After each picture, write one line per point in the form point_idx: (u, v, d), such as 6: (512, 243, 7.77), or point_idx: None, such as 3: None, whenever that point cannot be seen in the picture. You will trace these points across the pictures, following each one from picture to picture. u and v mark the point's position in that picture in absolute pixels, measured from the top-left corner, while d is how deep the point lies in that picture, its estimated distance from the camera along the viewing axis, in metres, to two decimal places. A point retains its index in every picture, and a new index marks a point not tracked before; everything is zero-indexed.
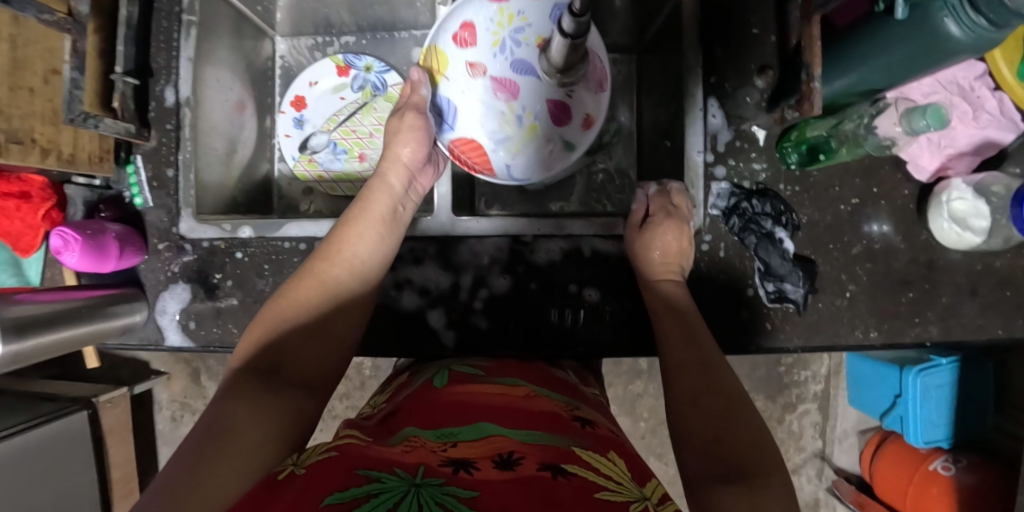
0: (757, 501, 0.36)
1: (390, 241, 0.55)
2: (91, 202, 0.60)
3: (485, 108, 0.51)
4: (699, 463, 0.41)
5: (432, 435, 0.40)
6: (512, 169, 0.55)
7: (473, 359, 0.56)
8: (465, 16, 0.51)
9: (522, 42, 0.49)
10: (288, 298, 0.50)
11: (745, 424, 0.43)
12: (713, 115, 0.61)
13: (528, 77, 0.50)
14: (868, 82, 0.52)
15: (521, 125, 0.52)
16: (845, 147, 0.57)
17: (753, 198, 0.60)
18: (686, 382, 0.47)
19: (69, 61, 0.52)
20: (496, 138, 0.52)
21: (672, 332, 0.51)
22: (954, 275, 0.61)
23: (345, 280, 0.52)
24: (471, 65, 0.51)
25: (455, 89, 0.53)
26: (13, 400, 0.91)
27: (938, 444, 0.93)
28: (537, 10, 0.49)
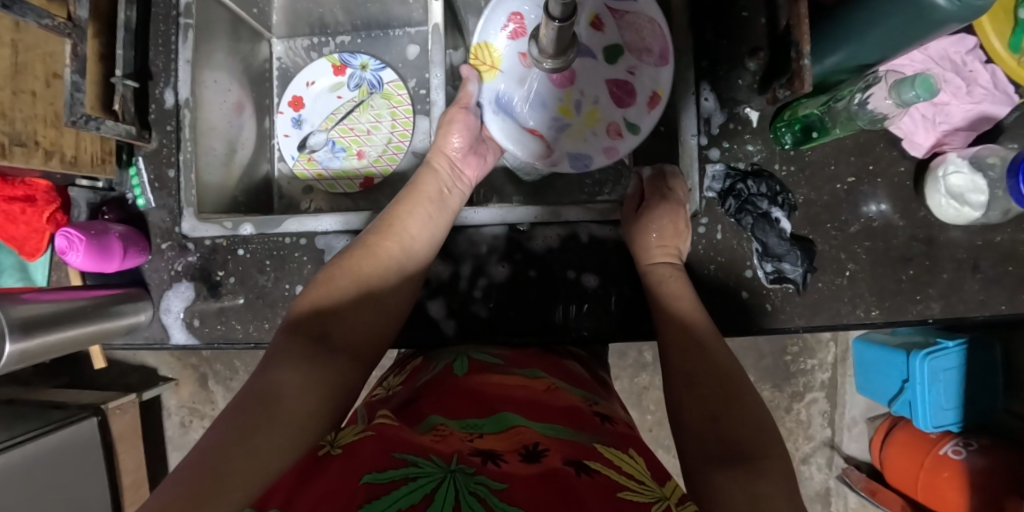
0: (753, 483, 0.36)
1: (435, 223, 0.56)
2: (95, 204, 0.61)
3: (546, 95, 0.57)
4: (697, 444, 0.42)
5: (457, 426, 0.41)
6: (574, 159, 0.57)
7: (490, 347, 0.56)
8: (511, 8, 0.58)
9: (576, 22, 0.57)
10: (343, 268, 0.51)
11: (745, 407, 0.43)
12: (705, 98, 0.62)
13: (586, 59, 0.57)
14: (857, 58, 0.52)
15: (580, 110, 0.57)
16: (839, 125, 0.57)
17: (749, 179, 0.61)
18: (684, 364, 0.47)
19: (70, 65, 0.54)
20: (555, 123, 0.57)
21: (672, 313, 0.51)
22: (954, 251, 0.61)
23: (395, 258, 0.53)
24: (524, 55, 0.57)
25: (512, 80, 0.58)
26: (25, 406, 0.92)
27: (948, 428, 0.92)
28: None
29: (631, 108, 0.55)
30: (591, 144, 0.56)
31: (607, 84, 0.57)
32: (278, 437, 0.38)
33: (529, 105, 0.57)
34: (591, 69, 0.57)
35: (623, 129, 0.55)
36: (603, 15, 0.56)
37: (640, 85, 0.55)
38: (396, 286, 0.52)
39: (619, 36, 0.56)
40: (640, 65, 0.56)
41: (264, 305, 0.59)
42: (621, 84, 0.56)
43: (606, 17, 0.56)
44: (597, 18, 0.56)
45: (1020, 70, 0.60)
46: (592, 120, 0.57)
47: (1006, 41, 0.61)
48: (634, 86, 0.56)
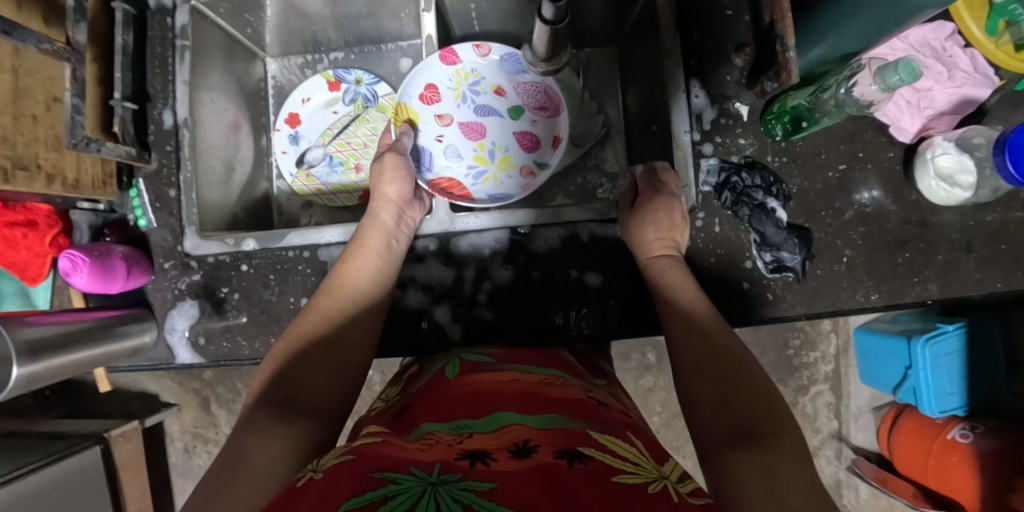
0: (768, 461, 0.37)
1: (388, 269, 0.57)
2: (96, 226, 0.61)
3: (461, 146, 0.71)
4: (709, 429, 0.42)
5: (446, 429, 0.40)
6: (494, 196, 0.69)
7: (482, 346, 0.57)
8: (428, 80, 0.71)
9: (479, 92, 0.72)
10: (294, 334, 0.51)
11: (749, 387, 0.43)
12: (696, 95, 0.63)
13: (493, 116, 0.72)
14: (841, 48, 0.53)
15: (496, 157, 0.71)
16: (827, 115, 0.58)
17: (743, 171, 0.62)
18: (689, 352, 0.48)
19: (69, 88, 0.54)
20: (477, 174, 0.71)
21: (675, 303, 0.52)
22: (949, 233, 0.62)
23: (347, 309, 0.53)
24: (441, 116, 0.72)
25: (429, 136, 0.72)
26: (26, 437, 0.91)
27: (954, 413, 0.93)
28: (484, 68, 0.72)
29: (537, 151, 0.70)
30: (509, 184, 0.70)
31: (514, 135, 0.72)
32: (246, 485, 0.36)
33: (448, 155, 0.71)
34: (498, 125, 0.72)
35: (534, 169, 0.70)
36: (501, 84, 0.72)
37: (539, 135, 0.71)
38: (348, 337, 0.51)
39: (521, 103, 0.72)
40: (536, 117, 0.71)
41: (269, 319, 0.59)
42: (526, 135, 0.71)
43: (505, 87, 0.72)
44: (498, 88, 0.72)
45: (1000, 54, 0.62)
46: (505, 165, 0.71)
47: (983, 27, 0.63)
48: (537, 136, 0.71)
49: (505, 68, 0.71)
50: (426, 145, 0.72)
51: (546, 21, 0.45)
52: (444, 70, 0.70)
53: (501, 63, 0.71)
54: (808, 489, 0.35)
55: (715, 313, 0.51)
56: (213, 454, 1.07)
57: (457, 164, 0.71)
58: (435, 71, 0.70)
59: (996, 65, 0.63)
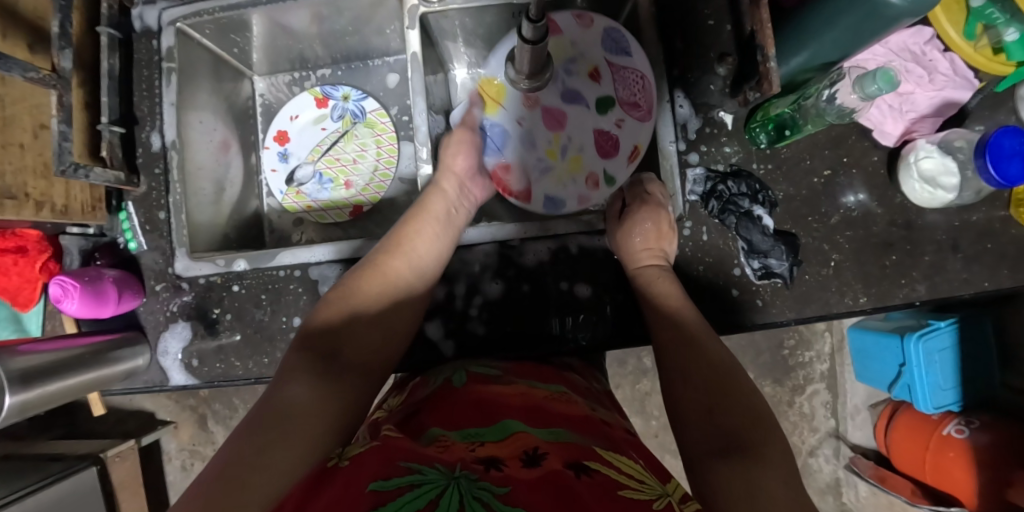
0: (751, 473, 0.37)
1: (442, 241, 0.57)
2: (87, 250, 0.61)
3: (536, 132, 0.60)
4: (698, 439, 0.42)
5: (458, 435, 0.41)
6: (550, 200, 0.60)
7: (489, 359, 0.57)
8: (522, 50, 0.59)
9: (575, 73, 0.60)
10: (355, 286, 0.51)
11: (737, 398, 0.44)
12: (680, 105, 0.64)
13: (578, 104, 0.60)
14: (821, 56, 0.54)
15: (567, 157, 0.60)
16: (810, 121, 0.58)
17: (729, 180, 0.62)
18: (679, 359, 0.48)
19: (56, 115, 0.54)
20: (541, 167, 0.60)
21: (665, 312, 0.52)
22: (934, 234, 0.63)
23: (401, 282, 0.53)
24: (526, 95, 0.59)
25: (507, 115, 0.60)
26: (23, 460, 0.90)
27: (948, 407, 0.94)
28: (591, 43, 0.60)
29: (613, 159, 0.60)
30: (569, 191, 0.60)
31: (595, 133, 0.60)
32: (291, 445, 0.37)
33: (518, 142, 0.60)
34: (582, 116, 0.60)
35: (601, 180, 0.60)
36: (601, 66, 0.60)
37: (622, 142, 0.59)
38: (400, 304, 0.52)
39: (613, 90, 0.59)
40: (626, 118, 0.59)
41: (262, 339, 0.60)
42: (607, 134, 0.59)
43: (603, 69, 0.60)
44: (595, 70, 0.60)
45: (980, 58, 0.63)
46: (575, 167, 0.60)
47: (961, 30, 0.64)
48: (619, 139, 0.59)
49: (607, 45, 0.60)
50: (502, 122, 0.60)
51: (526, 40, 0.46)
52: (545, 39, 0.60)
53: (608, 39, 0.60)
54: (793, 502, 0.35)
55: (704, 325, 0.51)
56: None
57: (527, 153, 0.60)
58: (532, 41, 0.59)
59: (975, 68, 0.64)
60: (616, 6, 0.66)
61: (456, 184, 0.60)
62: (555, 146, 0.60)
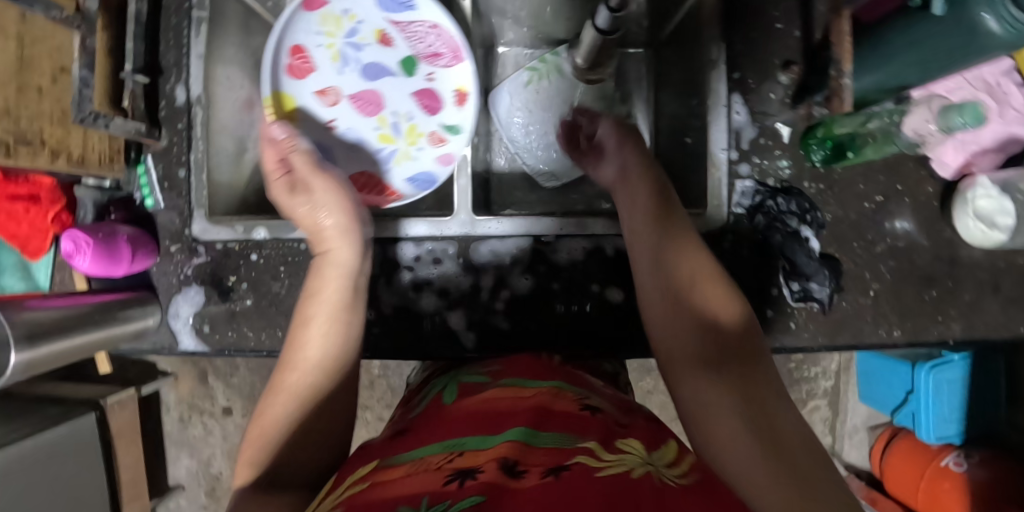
0: (759, 408, 0.40)
1: (355, 322, 0.50)
2: (101, 204, 0.58)
3: (359, 127, 0.64)
4: (695, 376, 0.44)
5: (439, 448, 0.38)
6: (414, 181, 0.62)
7: (479, 366, 0.53)
8: (292, 44, 0.59)
9: (361, 44, 0.63)
10: (269, 408, 0.47)
11: (728, 328, 0.46)
12: (737, 112, 0.60)
13: (382, 77, 0.64)
14: (899, 79, 0.51)
15: (400, 130, 0.64)
16: (872, 146, 0.55)
17: (779, 196, 0.59)
18: (669, 299, 0.49)
19: (78, 59, 0.51)
20: (386, 158, 0.63)
21: (656, 249, 0.51)
22: (977, 272, 0.61)
23: (315, 382, 0.47)
24: (321, 92, 0.62)
25: (318, 125, 0.63)
26: (23, 400, 0.90)
27: (950, 439, 0.98)
28: (362, 8, 0.62)
29: (441, 111, 0.63)
30: (425, 161, 0.62)
31: (415, 96, 0.64)
32: None
33: (349, 142, 0.64)
34: (394, 86, 0.64)
35: (442, 133, 0.62)
36: (387, 27, 0.62)
37: (441, 89, 0.63)
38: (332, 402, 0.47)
39: (409, 46, 0.62)
40: (433, 68, 0.62)
41: (277, 312, 0.58)
42: (426, 93, 0.63)
43: (392, 32, 0.62)
44: (382, 32, 0.62)
45: None
46: (413, 135, 0.63)
47: None
48: (438, 90, 0.63)
49: (386, 5, 0.61)
50: (315, 133, 0.63)
51: (600, 30, 0.45)
52: (308, 19, 0.59)
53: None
54: (794, 421, 0.39)
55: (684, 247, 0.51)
56: (208, 426, 1.08)
57: (360, 148, 0.64)
58: (302, 31, 0.60)
59: None
60: None
61: (345, 246, 0.51)
62: (383, 116, 0.64)
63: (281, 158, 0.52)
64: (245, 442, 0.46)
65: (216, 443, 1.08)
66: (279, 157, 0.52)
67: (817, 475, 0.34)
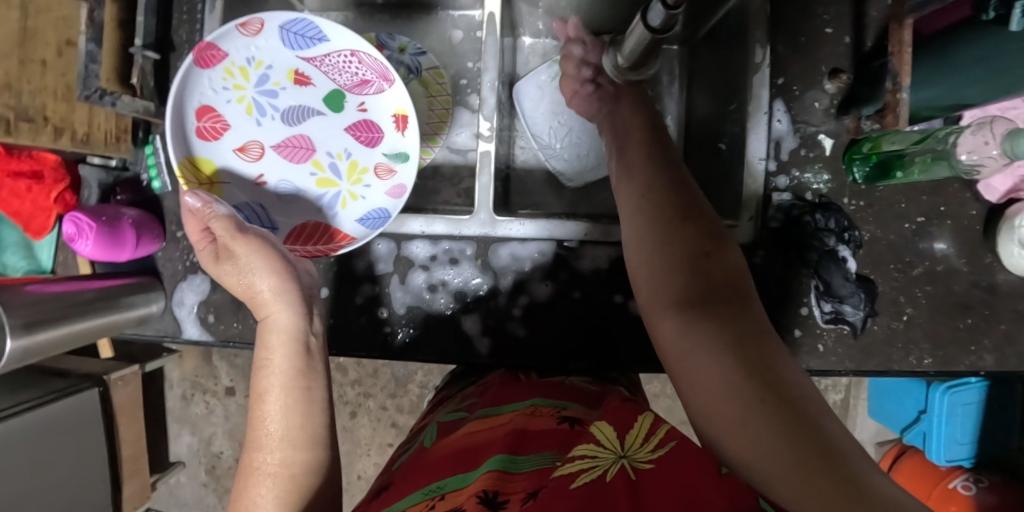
0: (752, 365, 0.36)
1: (316, 383, 0.46)
2: (106, 185, 0.55)
3: (292, 177, 0.56)
4: (677, 323, 0.41)
5: (419, 497, 0.38)
6: (365, 221, 0.55)
7: (457, 404, 0.53)
8: (196, 104, 0.51)
9: (274, 88, 0.55)
10: (243, 496, 0.43)
11: (712, 262, 0.43)
12: (778, 119, 0.56)
13: (310, 116, 0.57)
14: (958, 95, 0.47)
15: (342, 168, 0.57)
16: (921, 167, 0.52)
17: (818, 211, 0.56)
18: (648, 233, 0.45)
19: (85, 32, 0.48)
20: (330, 203, 0.56)
21: (637, 192, 0.47)
22: (1016, 303, 0.59)
23: (286, 461, 0.43)
24: (240, 148, 0.54)
25: (246, 184, 0.55)
26: (25, 372, 0.89)
27: (961, 463, 0.97)
28: (268, 51, 0.54)
29: (382, 140, 0.57)
30: (374, 199, 0.55)
31: (349, 130, 0.58)
32: None
33: (281, 195, 0.56)
34: (325, 126, 0.57)
35: (390, 163, 0.56)
36: (299, 65, 0.55)
37: (378, 118, 0.57)
38: (311, 476, 0.44)
39: (337, 78, 0.56)
40: (364, 97, 0.57)
41: None
42: (362, 125, 0.57)
43: (306, 69, 0.56)
44: (296, 72, 0.56)
45: None
46: (356, 170, 0.57)
47: None
48: (374, 118, 0.57)
49: (292, 42, 0.53)
50: (245, 194, 0.54)
51: (651, 28, 0.42)
52: (207, 75, 0.51)
53: (286, 35, 0.53)
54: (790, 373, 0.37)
55: (678, 182, 0.47)
56: (210, 405, 1.07)
57: (298, 199, 0.56)
58: (204, 83, 0.51)
59: None
60: None
61: (286, 309, 0.47)
62: (317, 159, 0.57)
63: (204, 227, 0.47)
64: None
65: (218, 423, 1.07)
66: (201, 226, 0.47)
67: (820, 426, 0.33)
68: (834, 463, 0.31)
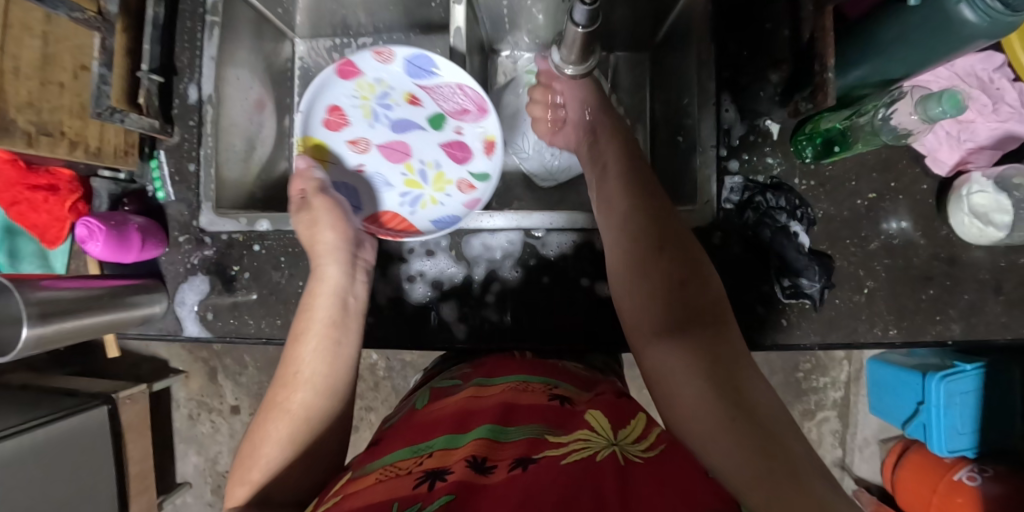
0: (725, 384, 0.39)
1: (347, 338, 0.51)
2: (116, 195, 0.62)
3: (386, 173, 0.67)
4: (658, 348, 0.44)
5: (407, 454, 0.39)
6: (436, 222, 0.66)
7: (452, 371, 0.54)
8: (328, 103, 0.63)
9: (392, 103, 0.66)
10: (264, 427, 0.46)
11: (694, 291, 0.46)
12: (726, 109, 0.62)
13: (412, 130, 0.68)
14: (880, 73, 0.52)
15: (429, 176, 0.68)
16: (861, 140, 0.56)
17: (768, 191, 0.60)
18: (628, 262, 0.49)
19: (98, 57, 0.54)
20: (412, 201, 0.67)
21: (615, 222, 0.52)
22: (977, 272, 0.60)
23: (309, 405, 0.46)
24: (354, 142, 0.66)
25: (347, 168, 0.67)
26: (39, 393, 0.93)
27: (963, 453, 0.93)
28: (394, 75, 0.64)
29: (470, 162, 0.66)
30: (451, 205, 0.65)
31: (442, 147, 0.67)
32: None
33: (377, 184, 0.68)
34: (422, 138, 0.68)
35: (471, 180, 0.66)
36: (414, 90, 0.65)
37: (470, 142, 0.66)
38: (323, 421, 0.46)
39: (439, 104, 0.65)
40: (460, 124, 0.66)
41: (277, 301, 0.60)
42: (454, 144, 0.67)
43: (419, 94, 0.65)
44: (411, 95, 0.65)
45: None
46: (441, 181, 0.67)
47: None
48: (466, 142, 0.66)
49: (413, 72, 0.63)
50: (345, 177, 0.66)
51: (580, 23, 0.49)
52: (340, 84, 0.62)
53: (411, 67, 0.62)
54: (763, 392, 0.39)
55: (653, 214, 0.51)
56: (216, 423, 1.10)
57: (387, 191, 0.68)
58: (336, 90, 0.63)
59: None
60: None
61: (333, 264, 0.54)
62: (410, 163, 0.68)
63: (303, 187, 0.57)
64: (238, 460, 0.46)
65: (223, 441, 1.10)
66: (301, 187, 0.57)
67: (785, 444, 0.35)
68: (796, 479, 0.33)
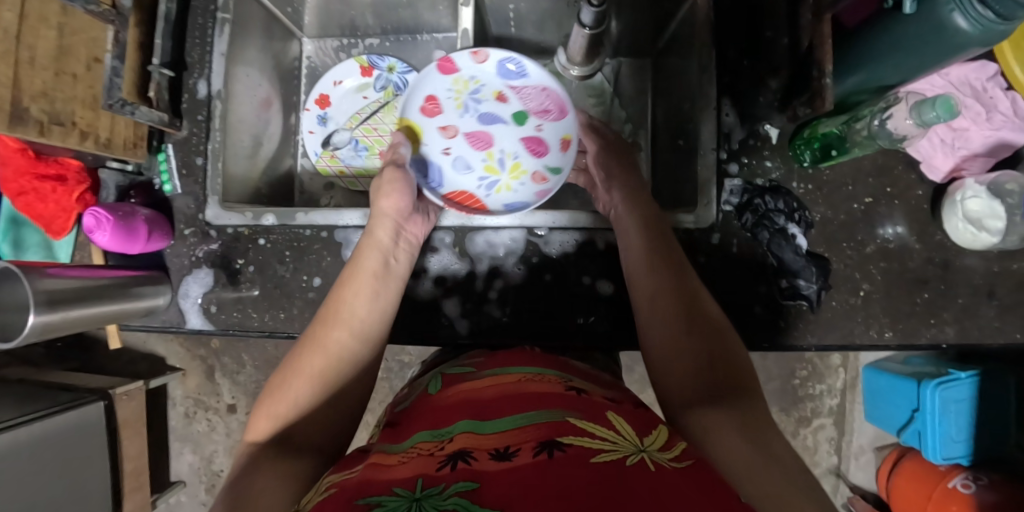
0: (759, 447, 0.38)
1: (386, 293, 0.53)
2: (123, 187, 0.63)
3: (468, 158, 0.64)
4: (691, 408, 0.43)
5: (428, 437, 0.39)
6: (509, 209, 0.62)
7: (462, 359, 0.54)
8: (426, 91, 0.64)
9: (481, 99, 0.65)
10: (297, 363, 0.47)
11: (727, 357, 0.46)
12: (726, 113, 0.63)
13: (496, 124, 0.65)
14: (875, 78, 0.53)
15: (506, 165, 0.64)
16: (858, 145, 0.57)
17: (766, 194, 0.61)
18: (665, 309, 0.49)
19: (110, 50, 0.55)
20: (486, 186, 0.64)
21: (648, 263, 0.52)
22: (971, 277, 0.61)
23: (345, 346, 0.48)
24: (444, 127, 0.65)
25: (433, 150, 0.64)
26: (36, 387, 0.92)
27: (958, 461, 0.93)
28: (487, 73, 0.65)
29: (547, 156, 0.64)
30: (523, 194, 0.63)
31: (523, 141, 0.65)
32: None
33: (455, 167, 0.64)
34: (504, 131, 0.65)
35: (546, 174, 0.63)
36: (504, 89, 0.65)
37: (549, 139, 0.64)
38: (353, 366, 0.48)
39: (524, 103, 0.65)
40: (542, 122, 0.64)
41: (281, 295, 0.60)
42: (533, 139, 0.65)
43: (507, 92, 0.65)
44: (500, 93, 0.65)
45: None
46: (517, 172, 0.64)
47: None
48: (546, 140, 0.64)
49: (505, 71, 0.64)
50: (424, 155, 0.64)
51: (586, 25, 0.54)
52: (441, 79, 0.64)
53: (505, 66, 0.63)
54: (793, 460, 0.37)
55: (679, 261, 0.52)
56: (212, 422, 1.10)
57: (465, 175, 0.64)
58: (435, 82, 0.64)
59: None
60: (675, 4, 0.65)
61: (384, 230, 0.55)
62: (491, 152, 0.65)
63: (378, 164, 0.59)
64: (264, 393, 0.47)
65: (219, 440, 1.09)
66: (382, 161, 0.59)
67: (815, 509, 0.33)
68: None
